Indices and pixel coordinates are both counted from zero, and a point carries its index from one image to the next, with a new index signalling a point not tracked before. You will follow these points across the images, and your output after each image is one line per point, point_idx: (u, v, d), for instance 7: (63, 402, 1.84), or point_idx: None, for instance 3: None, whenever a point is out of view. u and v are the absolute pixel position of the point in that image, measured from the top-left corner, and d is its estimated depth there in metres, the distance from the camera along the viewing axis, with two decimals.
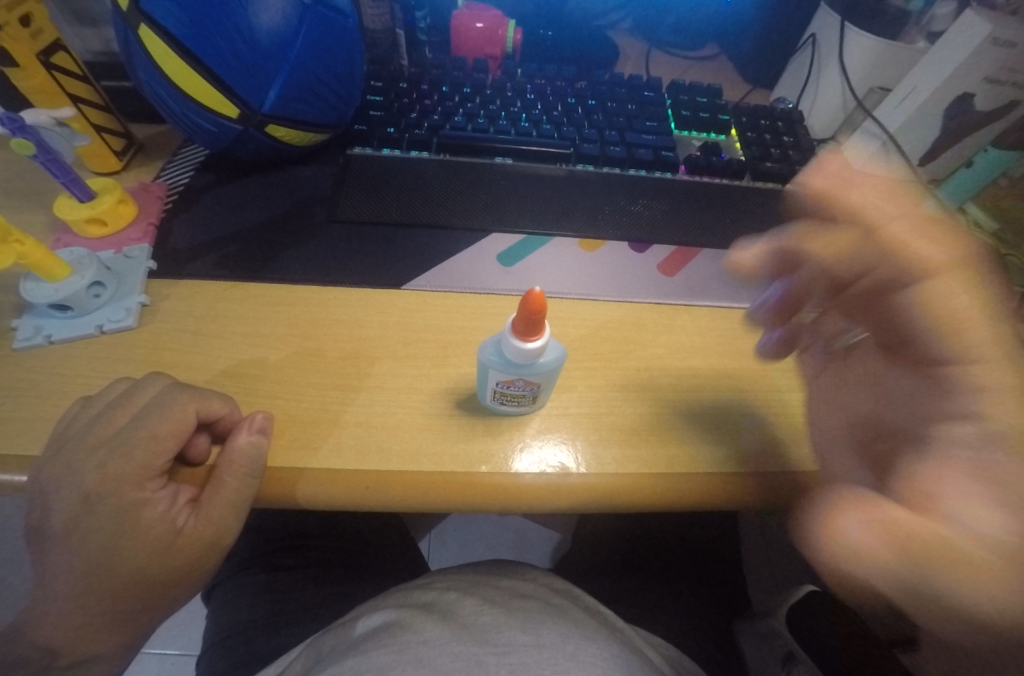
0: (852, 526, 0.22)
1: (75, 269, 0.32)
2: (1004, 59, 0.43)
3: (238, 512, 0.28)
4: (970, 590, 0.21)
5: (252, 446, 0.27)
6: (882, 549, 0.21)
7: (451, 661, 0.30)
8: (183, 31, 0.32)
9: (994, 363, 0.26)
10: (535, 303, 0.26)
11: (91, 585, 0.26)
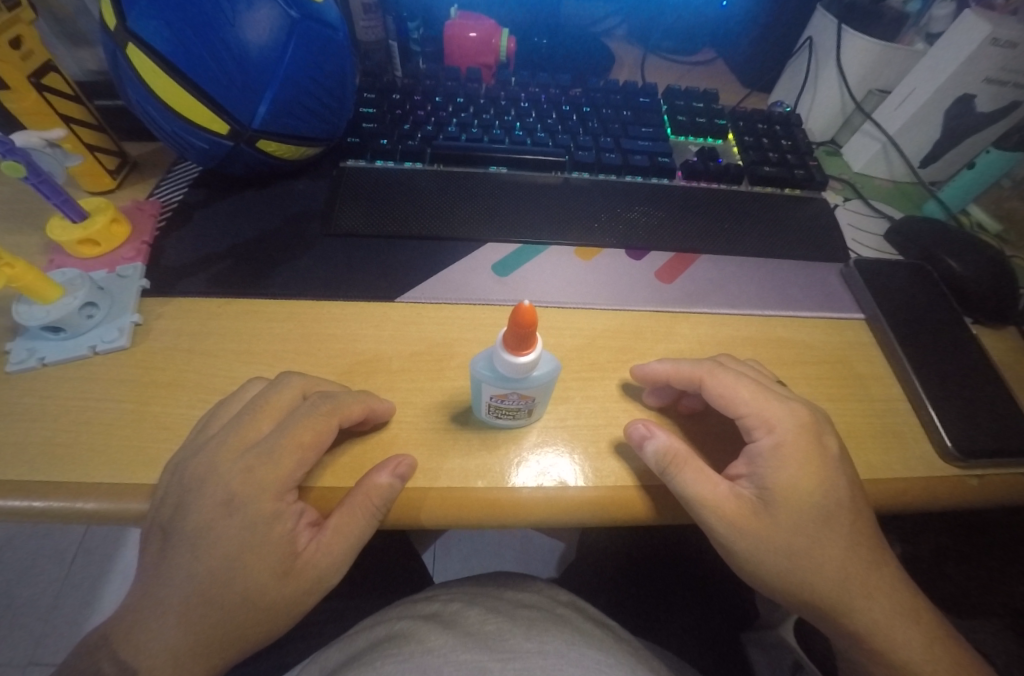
0: (654, 435, 0.29)
1: (67, 290, 0.32)
2: (1003, 59, 0.43)
3: (353, 548, 0.28)
4: (694, 489, 0.28)
5: (390, 487, 0.27)
6: (658, 452, 0.29)
7: (454, 668, 0.29)
8: (172, 49, 0.31)
9: (784, 431, 0.30)
10: (530, 317, 0.26)
11: (202, 602, 0.25)
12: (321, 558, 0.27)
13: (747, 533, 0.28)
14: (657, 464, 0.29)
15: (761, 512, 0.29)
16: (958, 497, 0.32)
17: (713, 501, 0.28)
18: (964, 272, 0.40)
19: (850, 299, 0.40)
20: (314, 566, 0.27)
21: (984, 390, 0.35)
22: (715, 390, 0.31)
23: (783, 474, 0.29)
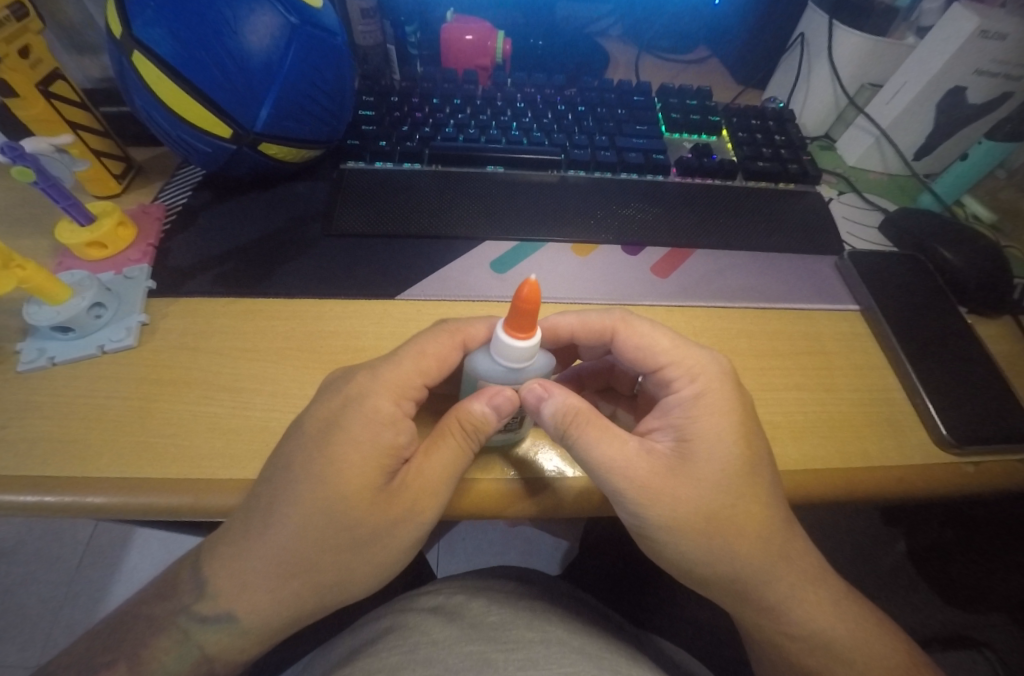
0: (550, 393, 0.29)
1: (76, 291, 0.33)
2: (993, 51, 0.43)
3: (452, 478, 0.29)
4: (594, 449, 0.28)
5: (486, 413, 0.28)
6: (553, 410, 0.29)
7: (460, 661, 0.30)
8: (176, 56, 0.32)
9: (701, 375, 0.31)
10: (532, 295, 0.26)
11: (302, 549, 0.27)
12: (424, 491, 0.28)
13: (647, 489, 0.28)
14: (557, 420, 0.29)
15: (668, 468, 0.29)
16: (954, 484, 0.32)
17: (613, 464, 0.28)
18: (958, 262, 0.41)
19: (845, 290, 0.41)
20: (416, 500, 0.28)
21: (978, 377, 0.35)
22: (626, 342, 0.33)
23: (696, 424, 0.30)
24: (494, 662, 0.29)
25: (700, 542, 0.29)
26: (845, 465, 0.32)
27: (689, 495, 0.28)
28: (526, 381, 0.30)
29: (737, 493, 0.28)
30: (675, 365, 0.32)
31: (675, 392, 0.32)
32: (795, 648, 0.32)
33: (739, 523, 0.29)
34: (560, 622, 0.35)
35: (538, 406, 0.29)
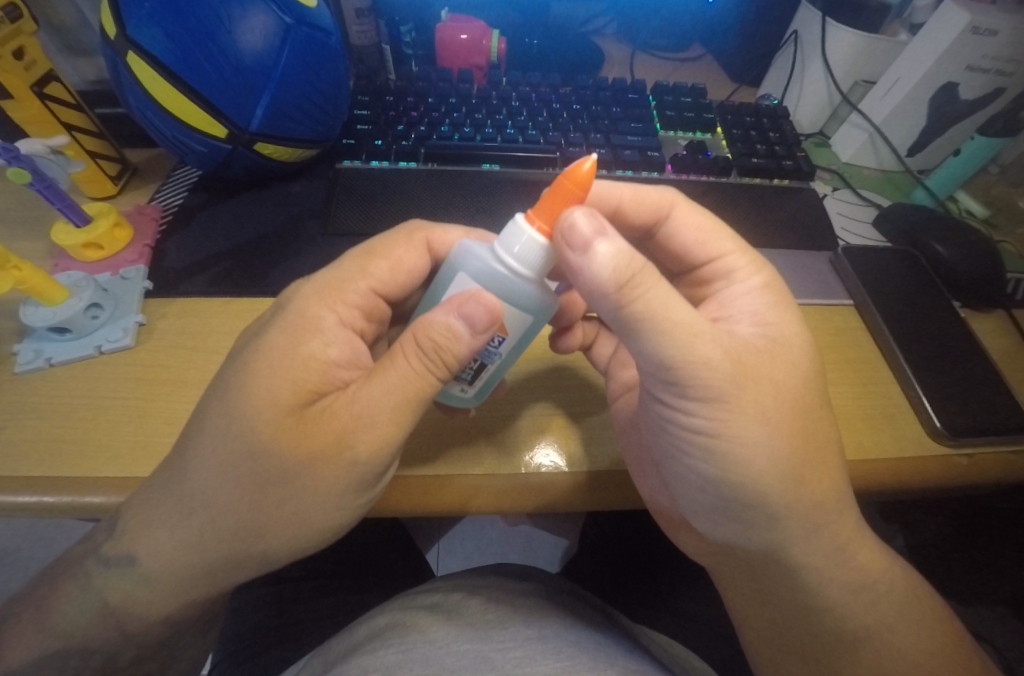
0: (608, 240, 0.24)
1: (73, 292, 0.33)
2: (984, 48, 0.44)
3: (402, 395, 0.27)
4: (672, 315, 0.25)
5: (447, 325, 0.26)
6: (623, 265, 0.24)
7: (457, 660, 0.30)
8: (171, 57, 0.32)
9: (759, 271, 0.32)
10: (586, 175, 0.25)
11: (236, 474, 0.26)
12: (377, 411, 0.27)
13: (723, 369, 0.26)
14: (618, 278, 0.24)
15: (741, 349, 0.27)
16: (948, 477, 0.32)
17: (692, 337, 0.25)
18: (951, 257, 0.41)
19: (840, 286, 0.41)
20: (369, 421, 0.27)
21: (972, 371, 0.36)
22: (683, 221, 0.34)
23: (768, 315, 0.30)
24: (491, 660, 0.30)
25: (769, 437, 0.27)
26: (840, 458, 0.32)
27: (773, 378, 0.27)
28: (567, 225, 0.25)
29: (807, 385, 0.28)
30: (729, 258, 0.33)
31: (738, 282, 0.32)
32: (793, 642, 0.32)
33: (808, 423, 0.27)
34: (556, 619, 0.35)
35: (592, 263, 0.24)
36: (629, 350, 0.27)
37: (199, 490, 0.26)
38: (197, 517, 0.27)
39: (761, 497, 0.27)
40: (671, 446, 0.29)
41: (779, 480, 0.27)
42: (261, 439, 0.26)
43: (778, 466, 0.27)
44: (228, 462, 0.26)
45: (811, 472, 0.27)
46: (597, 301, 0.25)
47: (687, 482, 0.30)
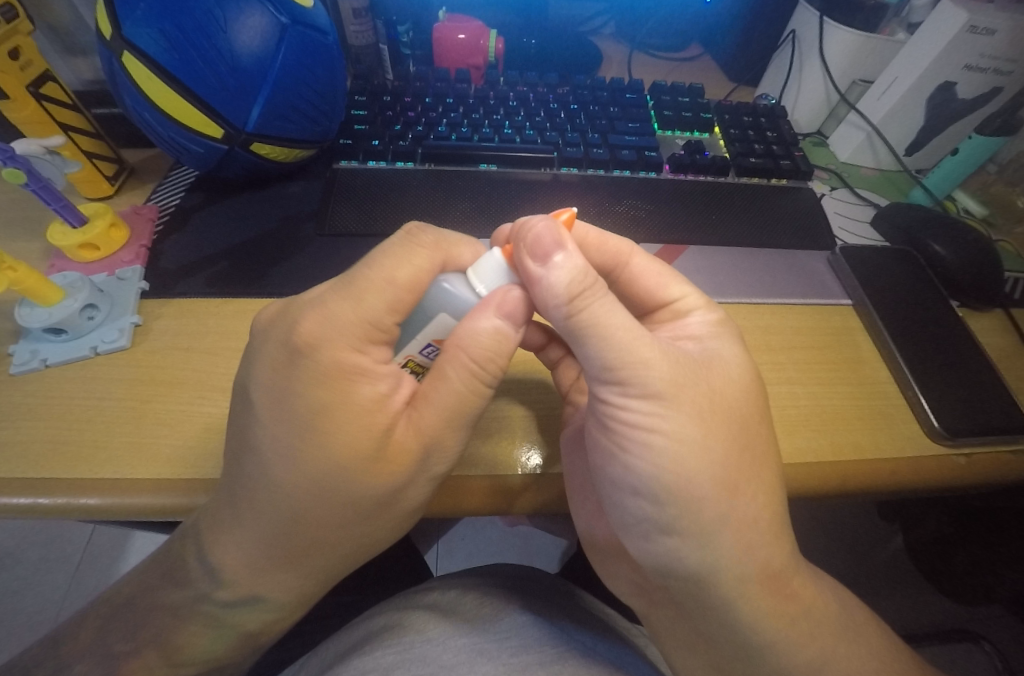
0: (562, 252, 0.26)
1: (69, 293, 0.33)
2: (982, 47, 0.44)
3: (453, 417, 0.28)
4: (607, 315, 0.26)
5: (496, 334, 0.27)
6: (569, 268, 0.26)
7: (454, 656, 0.30)
8: (166, 57, 0.32)
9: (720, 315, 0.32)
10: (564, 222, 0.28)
11: (280, 504, 0.27)
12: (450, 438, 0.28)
13: (665, 372, 0.27)
14: (570, 290, 0.26)
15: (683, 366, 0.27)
16: (945, 476, 0.32)
17: (625, 340, 0.26)
18: (948, 256, 0.41)
19: (837, 284, 0.41)
20: (433, 444, 0.28)
21: (971, 371, 0.35)
22: (643, 267, 0.33)
23: (716, 344, 0.30)
24: (488, 657, 0.30)
25: (706, 442, 0.27)
26: (838, 456, 0.32)
27: (715, 394, 0.28)
28: (530, 235, 0.26)
29: (754, 410, 0.28)
30: (687, 297, 0.33)
31: (690, 322, 0.32)
32: None
33: (753, 435, 0.28)
34: (549, 615, 0.35)
35: (550, 274, 0.26)
36: (577, 355, 0.28)
37: (273, 516, 0.27)
38: (269, 537, 0.28)
39: (698, 504, 0.27)
40: (607, 449, 0.29)
41: (715, 487, 0.27)
42: (338, 479, 0.26)
43: (717, 470, 0.27)
44: (304, 495, 0.27)
45: (748, 481, 0.27)
46: (541, 304, 0.27)
47: (623, 490, 0.29)
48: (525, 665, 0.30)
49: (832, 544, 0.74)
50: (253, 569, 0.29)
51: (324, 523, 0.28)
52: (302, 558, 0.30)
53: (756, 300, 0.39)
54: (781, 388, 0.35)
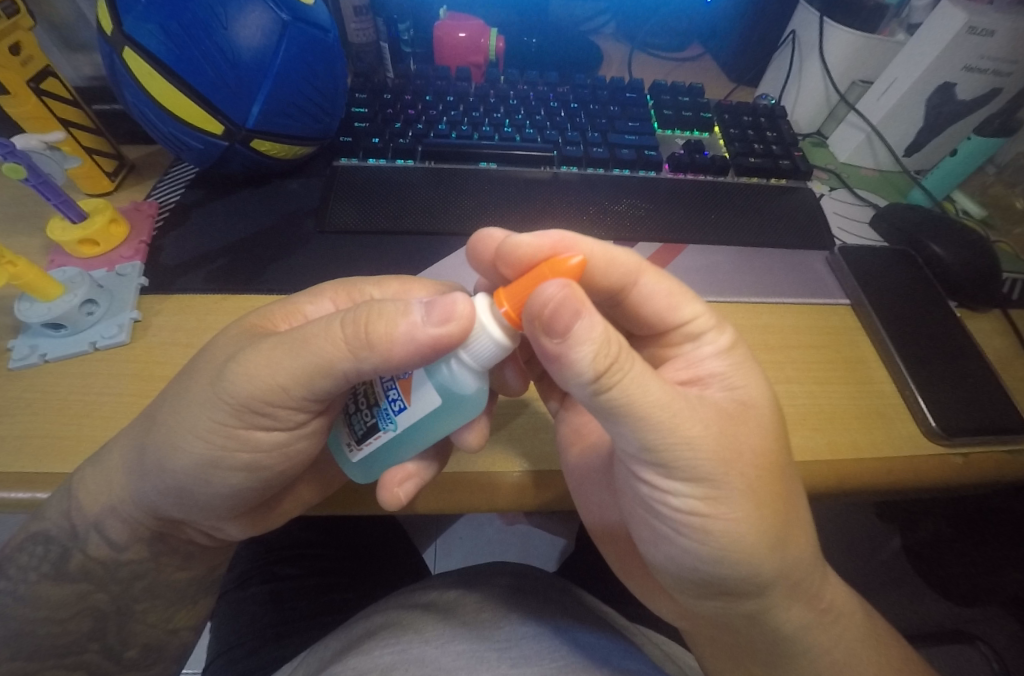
0: (583, 325, 0.22)
1: (68, 288, 0.33)
2: (981, 48, 0.44)
3: (306, 365, 0.25)
4: (645, 392, 0.24)
5: (409, 315, 0.24)
6: (599, 348, 0.23)
7: (453, 660, 0.30)
8: (166, 51, 0.32)
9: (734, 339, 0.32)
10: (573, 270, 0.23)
11: (154, 409, 0.28)
12: (288, 379, 0.26)
13: (709, 451, 0.25)
14: (597, 367, 0.23)
15: (722, 423, 0.26)
16: (943, 475, 0.32)
17: (667, 412, 0.24)
18: (947, 257, 0.41)
19: (835, 284, 0.41)
20: (277, 382, 0.26)
21: (969, 372, 0.35)
22: (651, 287, 0.32)
23: (738, 378, 0.30)
24: (487, 660, 0.30)
25: (755, 513, 0.26)
26: (835, 455, 0.32)
27: (752, 445, 0.26)
28: (541, 308, 0.22)
29: (779, 450, 0.27)
30: (697, 318, 0.32)
31: (706, 345, 0.31)
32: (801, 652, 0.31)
33: (783, 483, 0.27)
34: (549, 616, 0.35)
35: (573, 350, 0.23)
36: (611, 431, 0.26)
37: (145, 421, 0.28)
38: (129, 438, 0.28)
39: (756, 571, 0.27)
40: (659, 523, 0.28)
41: (765, 549, 0.26)
42: (196, 381, 0.27)
43: (767, 540, 0.26)
44: (166, 397, 0.28)
45: (793, 536, 0.27)
46: (573, 386, 0.24)
47: (669, 547, 0.29)
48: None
49: (831, 545, 0.74)
50: (115, 471, 0.29)
51: (174, 437, 0.27)
52: (168, 479, 0.29)
53: (755, 300, 0.40)
54: (780, 388, 0.35)
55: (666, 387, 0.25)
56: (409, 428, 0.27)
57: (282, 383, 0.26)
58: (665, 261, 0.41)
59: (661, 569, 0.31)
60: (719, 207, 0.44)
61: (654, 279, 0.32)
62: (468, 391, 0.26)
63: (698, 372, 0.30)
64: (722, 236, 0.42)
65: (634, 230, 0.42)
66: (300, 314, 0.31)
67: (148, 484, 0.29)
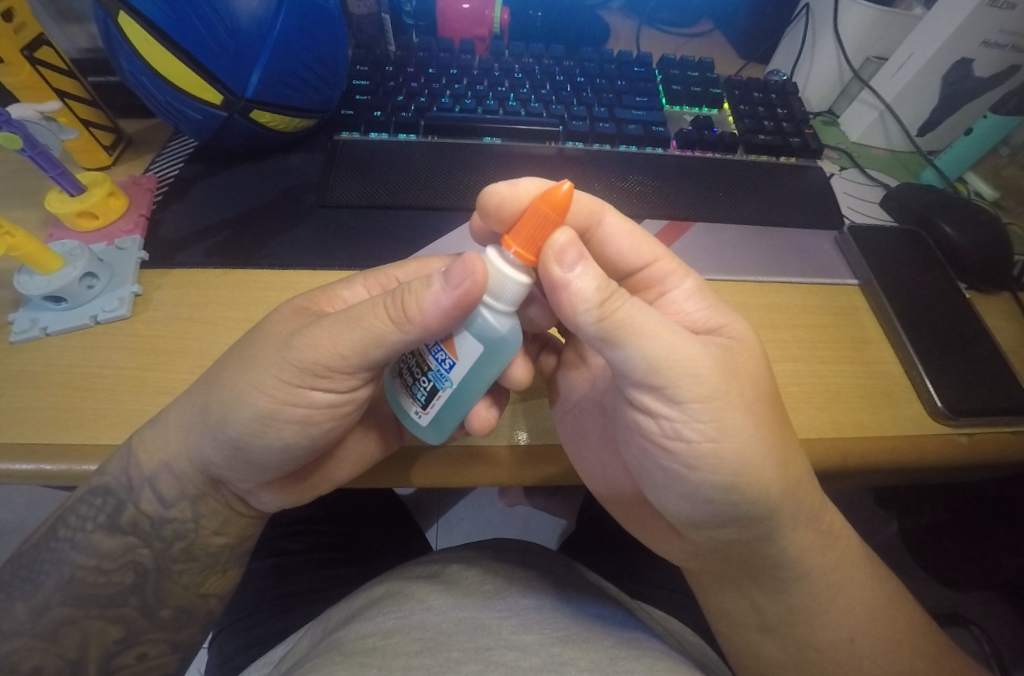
0: (573, 261, 0.25)
1: (67, 261, 0.33)
2: (1003, 22, 0.42)
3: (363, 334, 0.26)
4: (638, 318, 0.25)
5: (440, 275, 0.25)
6: (591, 277, 0.25)
7: (453, 624, 0.30)
8: (161, 16, 0.31)
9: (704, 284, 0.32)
10: (563, 196, 0.23)
11: (209, 380, 0.28)
12: (351, 342, 0.26)
13: (708, 368, 0.26)
14: (599, 294, 0.25)
15: (719, 353, 0.27)
16: (947, 454, 0.32)
17: (663, 337, 0.25)
18: (958, 238, 0.40)
19: (844, 265, 0.41)
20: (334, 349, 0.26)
21: (978, 354, 0.35)
22: (614, 228, 0.32)
23: (720, 317, 0.30)
24: (488, 625, 0.30)
25: (759, 432, 0.26)
26: (839, 433, 0.32)
27: (749, 372, 0.27)
28: (552, 244, 0.25)
29: (769, 382, 0.28)
30: (662, 261, 0.32)
31: (673, 290, 0.31)
32: (808, 629, 0.31)
33: (778, 408, 0.28)
34: (551, 590, 0.35)
35: (576, 280, 0.25)
36: (612, 365, 0.27)
37: (197, 395, 0.28)
38: (197, 407, 0.28)
39: (761, 495, 0.27)
40: (665, 459, 0.28)
41: (771, 468, 0.26)
42: (260, 345, 0.27)
43: (770, 461, 0.26)
44: (225, 361, 0.28)
45: (793, 457, 0.27)
46: (575, 319, 0.26)
47: (679, 489, 0.29)
48: (525, 643, 0.28)
49: None
50: (187, 435, 0.29)
51: (239, 394, 0.27)
52: (244, 439, 0.29)
53: (762, 278, 0.39)
54: (784, 367, 0.35)
55: (659, 317, 0.26)
56: (465, 383, 0.27)
57: (344, 346, 0.26)
58: (670, 242, 0.40)
59: (670, 511, 0.30)
60: (727, 186, 0.43)
61: (617, 219, 0.32)
62: (503, 332, 0.26)
63: (683, 318, 0.31)
64: (729, 213, 0.42)
65: (639, 207, 0.41)
66: (341, 300, 0.31)
67: (209, 442, 0.29)
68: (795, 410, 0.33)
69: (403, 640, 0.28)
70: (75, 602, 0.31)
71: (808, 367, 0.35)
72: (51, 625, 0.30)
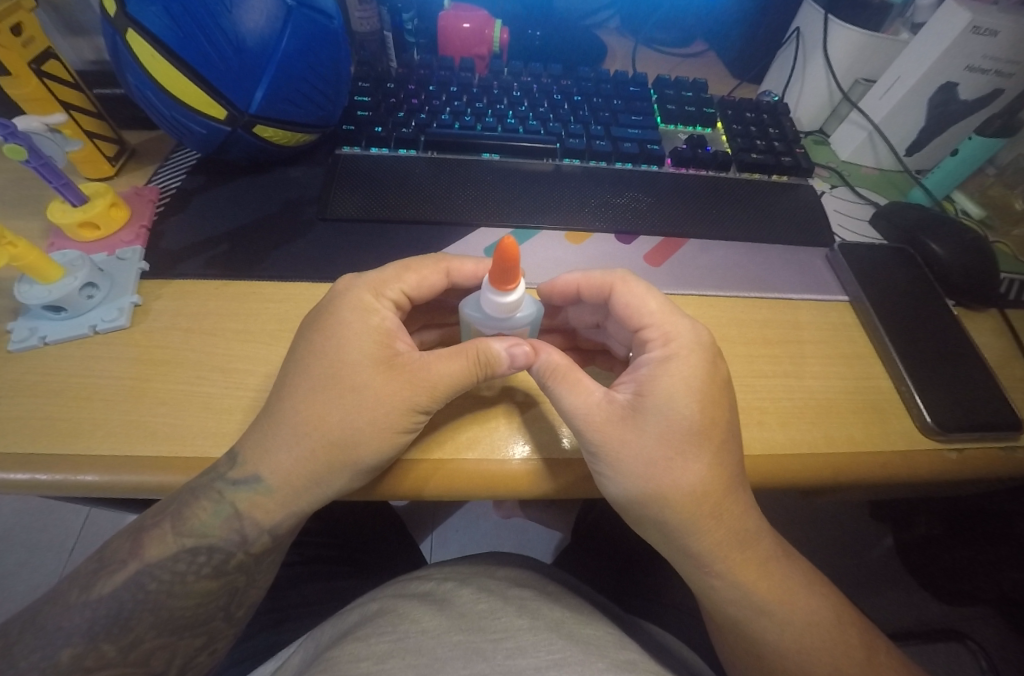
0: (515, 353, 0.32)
1: (68, 271, 0.33)
2: (985, 48, 0.44)
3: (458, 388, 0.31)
4: (559, 389, 0.31)
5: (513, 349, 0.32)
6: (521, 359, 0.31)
7: (449, 649, 0.29)
8: (169, 34, 0.32)
9: (674, 336, 0.32)
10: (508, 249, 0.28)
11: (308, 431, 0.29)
12: (449, 381, 0.30)
13: (607, 435, 0.29)
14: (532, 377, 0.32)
15: (632, 417, 0.30)
16: (936, 470, 0.33)
17: (577, 404, 0.30)
18: (946, 256, 0.41)
19: (835, 282, 0.41)
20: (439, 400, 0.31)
21: (965, 369, 0.36)
22: (624, 297, 0.34)
23: (665, 378, 0.31)
24: (483, 650, 0.29)
25: (653, 484, 0.29)
26: (831, 448, 0.33)
27: (657, 436, 0.29)
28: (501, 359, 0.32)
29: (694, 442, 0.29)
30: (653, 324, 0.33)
31: (648, 352, 0.33)
32: (800, 645, 0.31)
33: (705, 433, 0.29)
34: (545, 609, 0.35)
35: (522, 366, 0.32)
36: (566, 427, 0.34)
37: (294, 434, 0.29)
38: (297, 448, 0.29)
39: (660, 496, 0.29)
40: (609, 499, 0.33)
41: (668, 517, 0.30)
42: (355, 396, 0.30)
43: (666, 510, 0.30)
44: (321, 400, 0.30)
45: (702, 508, 0.29)
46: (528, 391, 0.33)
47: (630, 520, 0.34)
48: (522, 667, 0.28)
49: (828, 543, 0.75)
50: (310, 478, 0.30)
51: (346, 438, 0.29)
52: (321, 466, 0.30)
53: (753, 293, 0.40)
54: (778, 382, 0.35)
55: (580, 389, 0.31)
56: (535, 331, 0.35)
57: (439, 385, 0.30)
58: (664, 259, 0.41)
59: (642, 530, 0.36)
60: (720, 202, 0.44)
61: (636, 287, 0.34)
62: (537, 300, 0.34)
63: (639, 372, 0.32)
64: (721, 229, 0.43)
65: (635, 222, 0.42)
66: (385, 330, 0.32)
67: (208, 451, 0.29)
68: (785, 426, 0.33)
69: (398, 668, 0.28)
70: (169, 632, 0.30)
71: (802, 380, 0.36)
72: (142, 654, 0.29)
